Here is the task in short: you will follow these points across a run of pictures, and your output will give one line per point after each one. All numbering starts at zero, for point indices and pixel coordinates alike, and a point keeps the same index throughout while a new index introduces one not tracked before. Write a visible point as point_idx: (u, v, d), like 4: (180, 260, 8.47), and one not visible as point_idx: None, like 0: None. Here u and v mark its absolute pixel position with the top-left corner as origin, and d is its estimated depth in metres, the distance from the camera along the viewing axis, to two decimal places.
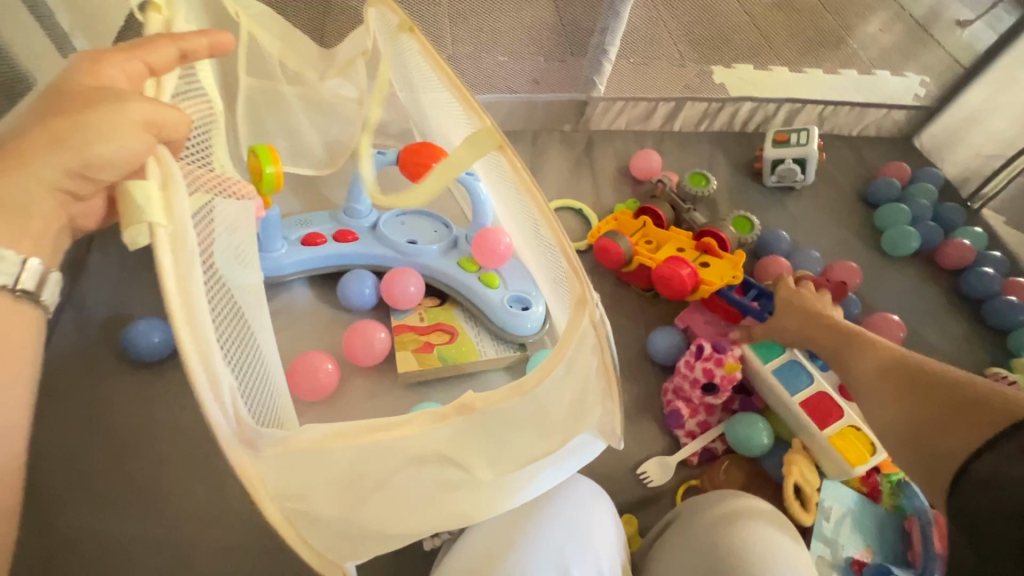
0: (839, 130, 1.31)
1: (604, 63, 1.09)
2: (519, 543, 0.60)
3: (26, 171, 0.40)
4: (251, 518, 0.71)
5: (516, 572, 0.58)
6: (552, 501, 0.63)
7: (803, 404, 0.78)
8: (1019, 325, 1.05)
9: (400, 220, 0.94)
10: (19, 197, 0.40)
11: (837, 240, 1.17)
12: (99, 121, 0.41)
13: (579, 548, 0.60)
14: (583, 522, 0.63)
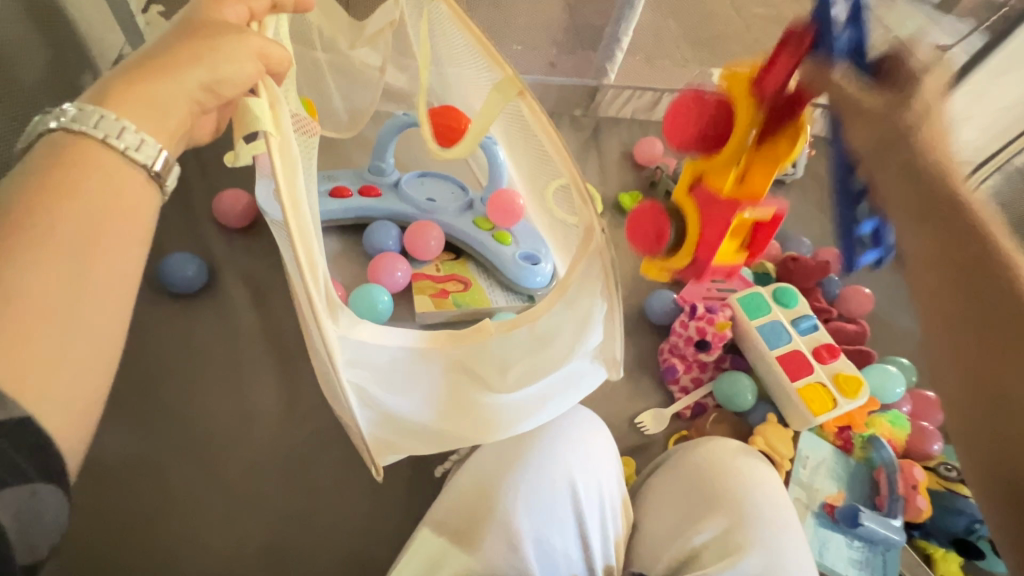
0: (827, 132, 1.41)
1: (616, 51, 1.16)
2: (533, 453, 0.66)
3: (170, 81, 0.43)
4: (276, 440, 0.76)
5: (527, 478, 0.64)
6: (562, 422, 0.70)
7: (779, 358, 0.86)
8: None
9: (420, 180, 1.00)
10: (165, 102, 0.42)
11: (821, 231, 1.26)
12: (228, 46, 0.45)
13: (586, 466, 0.66)
14: (585, 441, 0.68)
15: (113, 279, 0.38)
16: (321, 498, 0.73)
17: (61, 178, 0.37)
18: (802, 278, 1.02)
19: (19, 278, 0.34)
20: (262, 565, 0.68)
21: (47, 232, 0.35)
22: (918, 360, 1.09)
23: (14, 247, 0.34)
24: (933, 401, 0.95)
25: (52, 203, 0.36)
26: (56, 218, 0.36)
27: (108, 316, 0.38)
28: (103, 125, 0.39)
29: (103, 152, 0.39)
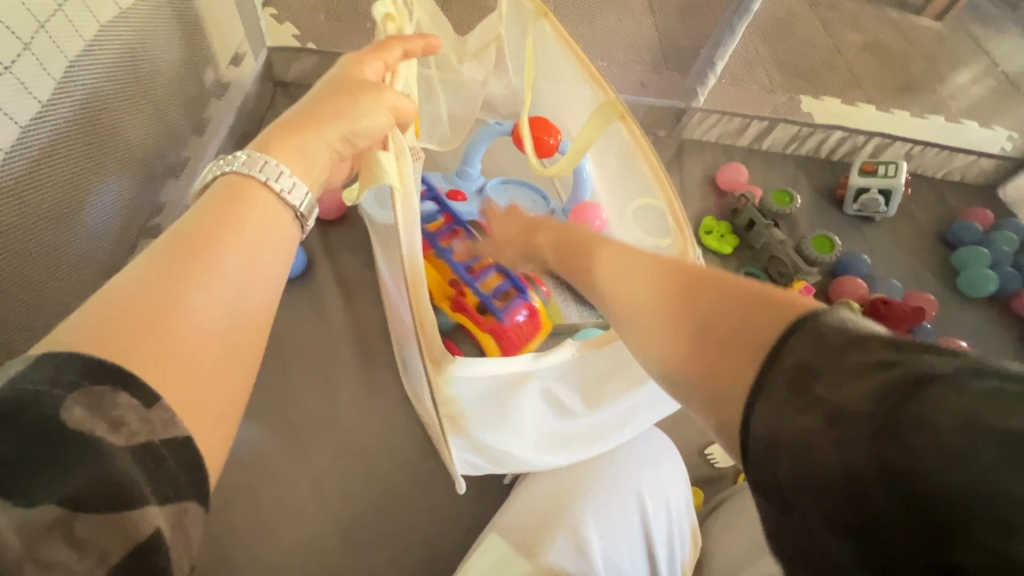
0: (926, 170, 1.32)
1: (708, 75, 1.14)
2: (601, 466, 0.67)
3: (318, 133, 0.46)
4: (356, 430, 0.79)
5: (596, 487, 0.64)
6: (629, 441, 0.70)
7: None
8: None
9: (503, 186, 1.02)
10: (312, 152, 0.46)
11: (911, 273, 1.20)
12: (366, 103, 0.49)
13: (655, 482, 0.66)
14: (656, 458, 0.68)
15: (258, 301, 0.40)
16: (395, 490, 0.76)
17: (218, 210, 0.40)
18: (895, 323, 0.97)
19: (188, 301, 0.35)
20: (339, 548, 0.71)
21: (214, 258, 0.37)
22: None
23: (183, 268, 0.36)
24: None
25: (221, 233, 0.38)
26: (221, 248, 0.38)
27: (250, 338, 0.39)
28: (258, 164, 0.42)
29: (253, 186, 0.41)
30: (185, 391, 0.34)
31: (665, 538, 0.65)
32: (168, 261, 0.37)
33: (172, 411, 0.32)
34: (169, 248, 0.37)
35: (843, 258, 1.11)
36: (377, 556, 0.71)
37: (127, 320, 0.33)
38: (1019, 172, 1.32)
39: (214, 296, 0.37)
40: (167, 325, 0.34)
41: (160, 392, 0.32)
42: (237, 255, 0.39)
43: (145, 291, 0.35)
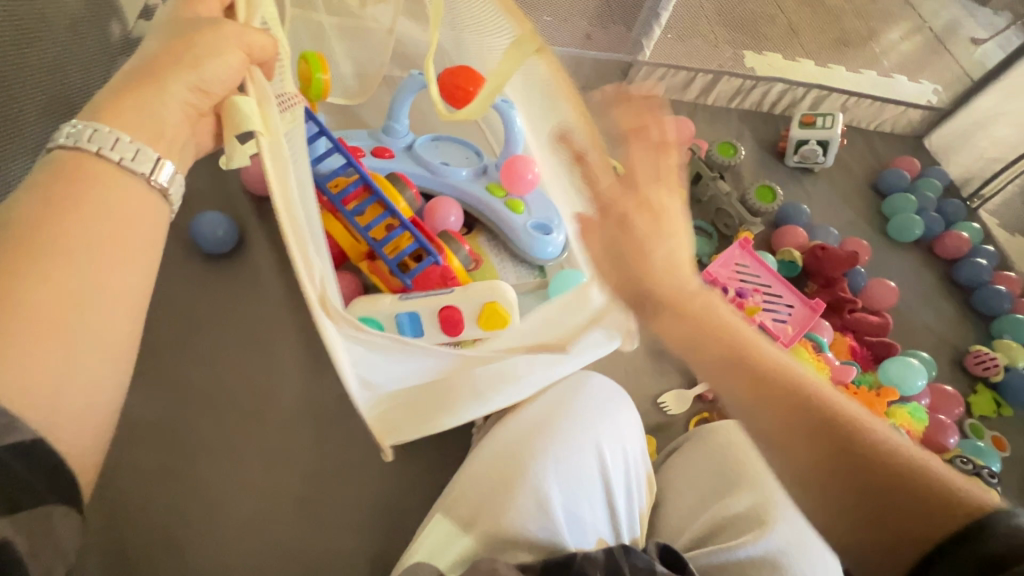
0: (860, 121, 1.38)
1: (653, 27, 1.13)
2: (560, 419, 0.65)
3: (158, 87, 0.41)
4: (302, 403, 0.77)
5: (555, 442, 0.63)
6: (580, 388, 0.70)
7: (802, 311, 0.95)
8: (1004, 313, 1.15)
9: (434, 144, 0.98)
10: (155, 107, 0.41)
11: (848, 223, 1.25)
12: (210, 41, 0.43)
13: (614, 436, 0.66)
14: (613, 415, 0.68)
15: (116, 294, 0.37)
16: (346, 461, 0.74)
17: (63, 185, 0.37)
18: (830, 267, 1.01)
19: (20, 295, 0.33)
20: (287, 523, 0.70)
21: (49, 244, 0.35)
22: (937, 356, 1.09)
23: (12, 259, 0.34)
24: (951, 395, 0.97)
25: (80, 221, 0.37)
26: (69, 252, 0.36)
27: (119, 309, 0.37)
28: (91, 135, 0.38)
29: (92, 163, 0.38)
30: (34, 384, 0.33)
31: (623, 490, 0.65)
32: (7, 245, 0.34)
33: (14, 414, 0.32)
34: (4, 235, 0.35)
35: (784, 207, 1.15)
36: (329, 527, 0.70)
37: None
38: (943, 122, 1.39)
39: (64, 290, 0.35)
40: (47, 295, 0.34)
41: (0, 399, 0.31)
42: (92, 237, 0.36)
43: None
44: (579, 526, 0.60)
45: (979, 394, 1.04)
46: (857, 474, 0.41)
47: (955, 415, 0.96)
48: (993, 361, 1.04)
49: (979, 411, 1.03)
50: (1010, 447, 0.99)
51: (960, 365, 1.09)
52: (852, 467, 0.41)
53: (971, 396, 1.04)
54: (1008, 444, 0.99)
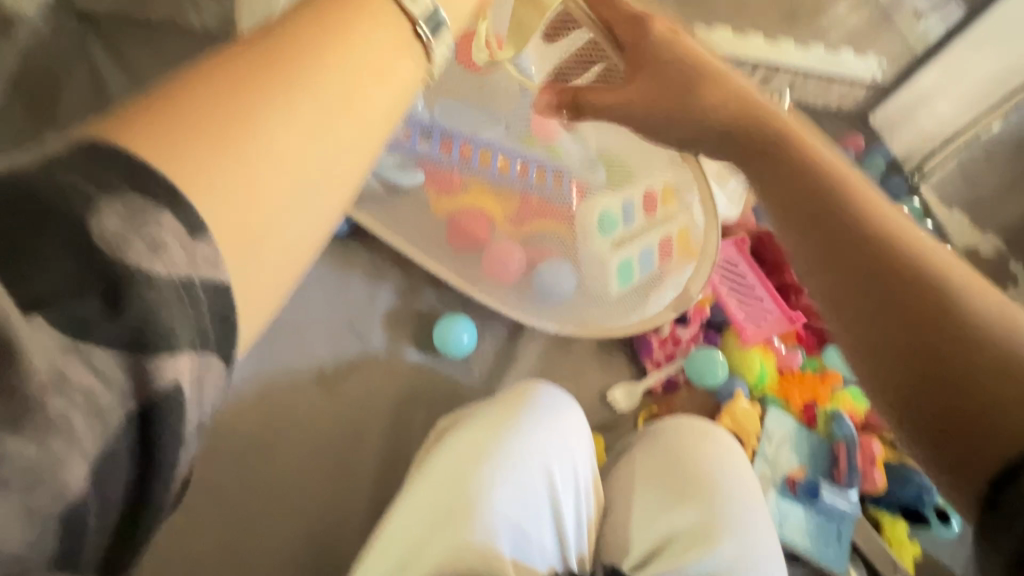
0: (807, 99, 1.36)
1: None
2: (502, 442, 0.61)
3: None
4: (233, 426, 0.75)
5: (500, 463, 0.60)
6: (526, 403, 0.65)
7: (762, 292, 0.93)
8: None
9: None
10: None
11: None
12: None
13: (563, 453, 0.63)
14: (563, 429, 0.65)
15: (344, 173, 0.32)
16: (280, 482, 0.74)
17: (319, 23, 0.31)
18: (778, 252, 1.01)
19: (264, 127, 0.29)
20: (217, 551, 0.69)
21: (272, 80, 0.29)
22: None
23: (250, 100, 0.29)
24: None
25: (294, 72, 0.30)
26: (281, 89, 0.29)
27: (325, 194, 0.31)
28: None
29: (378, 6, 0.33)
30: (250, 233, 0.28)
31: (572, 511, 0.63)
32: (251, 58, 0.30)
33: (219, 250, 0.26)
34: (224, 60, 0.30)
35: None
36: (260, 549, 0.71)
37: (201, 129, 0.27)
38: (890, 97, 1.37)
39: (289, 152, 0.29)
40: (231, 142, 0.28)
41: (206, 219, 0.26)
42: (342, 84, 0.31)
43: (211, 103, 0.28)
44: (526, 554, 0.57)
45: None
46: (903, 311, 0.42)
47: None
48: None
49: None
50: None
51: None
52: (919, 302, 0.42)
53: None
54: None
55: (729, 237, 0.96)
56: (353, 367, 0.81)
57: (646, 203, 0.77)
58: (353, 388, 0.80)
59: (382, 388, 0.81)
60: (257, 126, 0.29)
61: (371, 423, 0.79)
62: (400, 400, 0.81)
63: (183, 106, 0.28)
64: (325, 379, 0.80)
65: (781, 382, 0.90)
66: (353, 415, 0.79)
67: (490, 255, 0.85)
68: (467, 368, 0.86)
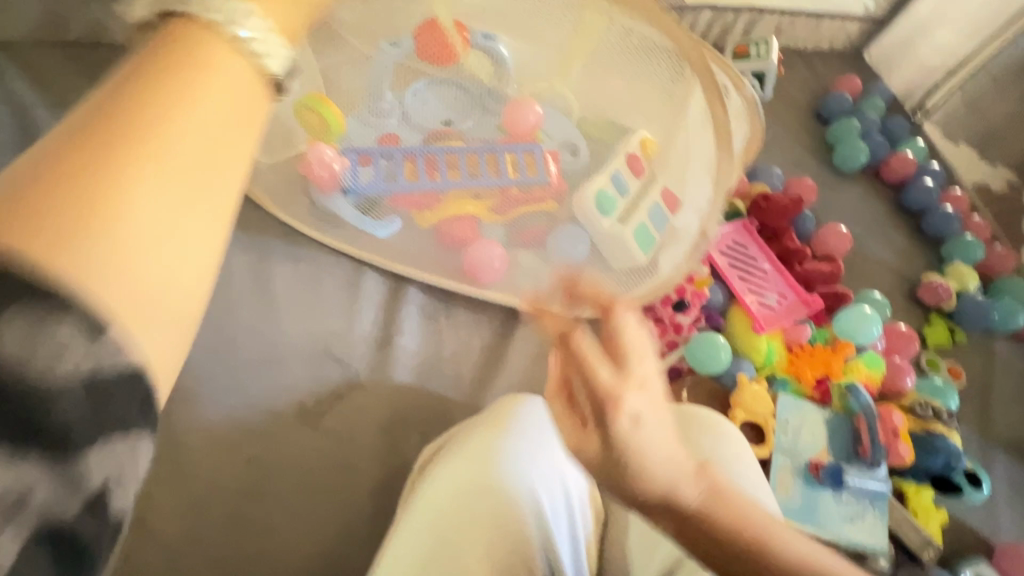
0: (796, 42, 1.26)
1: None
2: (482, 478, 0.56)
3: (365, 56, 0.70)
4: (213, 475, 0.68)
5: (479, 505, 0.55)
6: (509, 431, 0.61)
7: (772, 267, 0.91)
8: (954, 233, 1.11)
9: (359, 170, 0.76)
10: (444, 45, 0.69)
11: (793, 156, 1.16)
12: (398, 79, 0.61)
13: (546, 477, 0.58)
14: (546, 451, 0.60)
15: (172, 298, 0.25)
16: (270, 527, 0.68)
17: (169, 65, 0.25)
18: (778, 216, 0.94)
19: (134, 195, 0.23)
20: None
21: (134, 170, 0.24)
22: (891, 289, 1.05)
23: (97, 214, 0.23)
24: (905, 333, 0.93)
25: (171, 88, 0.25)
26: (138, 166, 0.24)
27: (172, 327, 0.25)
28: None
29: (208, 42, 0.26)
30: (148, 298, 0.24)
31: (564, 539, 0.58)
32: (81, 127, 0.24)
33: (150, 362, 0.24)
34: (84, 113, 0.24)
35: None
36: None
37: (57, 196, 0.22)
38: (883, 31, 1.28)
39: (181, 222, 0.25)
40: (95, 212, 0.23)
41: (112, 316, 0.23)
42: (213, 114, 0.25)
43: (102, 123, 0.24)
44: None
45: (933, 324, 1.02)
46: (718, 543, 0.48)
47: (909, 353, 0.93)
48: (945, 289, 1.02)
49: (933, 342, 1.01)
50: (965, 375, 0.98)
51: (913, 295, 1.06)
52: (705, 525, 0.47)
53: (926, 328, 1.02)
54: (963, 372, 0.98)
55: (742, 223, 0.94)
56: (336, 397, 0.76)
57: (632, 166, 0.73)
58: (339, 420, 0.75)
59: (370, 413, 0.77)
60: (159, 129, 0.24)
61: (362, 452, 0.75)
62: (390, 421, 0.77)
63: (102, 129, 0.24)
64: (307, 415, 0.75)
65: (791, 359, 0.86)
66: (341, 446, 0.74)
67: (468, 261, 0.81)
68: (458, 379, 0.81)
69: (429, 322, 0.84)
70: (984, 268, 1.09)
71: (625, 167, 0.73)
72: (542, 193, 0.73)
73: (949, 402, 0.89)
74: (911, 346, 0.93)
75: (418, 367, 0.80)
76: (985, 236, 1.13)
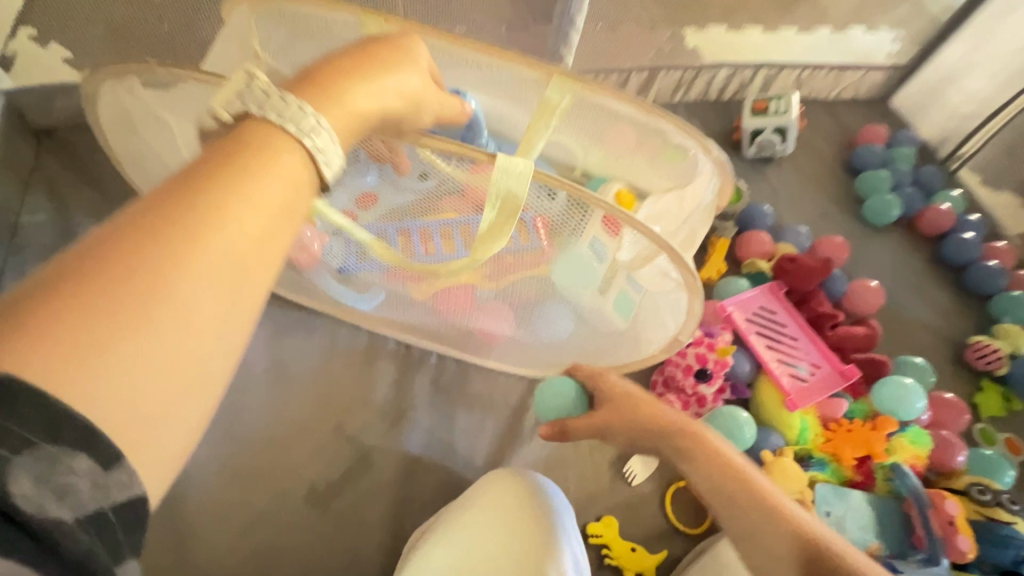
0: (817, 93, 1.24)
1: (570, 33, 0.95)
2: None
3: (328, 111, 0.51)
4: (219, 563, 0.67)
5: None
6: (488, 505, 0.62)
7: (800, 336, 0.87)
8: (1000, 290, 1.04)
9: None
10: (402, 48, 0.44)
11: (818, 210, 1.13)
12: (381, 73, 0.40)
13: (528, 555, 0.58)
14: (533, 520, 0.61)
15: (192, 358, 0.26)
16: None
17: (238, 155, 0.30)
18: (805, 279, 0.89)
19: (185, 280, 0.26)
20: None
21: (191, 245, 0.26)
22: (934, 353, 0.99)
23: (143, 279, 0.25)
24: (953, 403, 0.86)
25: (234, 181, 0.28)
26: (179, 263, 0.26)
27: (169, 435, 0.26)
28: (283, 105, 0.32)
29: (280, 135, 0.31)
30: (151, 420, 0.25)
31: None
32: (169, 193, 0.28)
33: (133, 484, 0.24)
34: (176, 179, 0.29)
35: (747, 207, 1.01)
36: None
37: (94, 295, 0.24)
38: (908, 80, 1.26)
39: (219, 309, 0.27)
40: (150, 310, 0.25)
41: (112, 449, 0.24)
42: (278, 198, 0.30)
43: (168, 203, 0.27)
44: None
45: (984, 392, 0.94)
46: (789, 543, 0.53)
47: (959, 426, 0.86)
48: (995, 353, 0.94)
49: (986, 412, 0.93)
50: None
51: (958, 359, 0.99)
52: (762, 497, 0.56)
53: (976, 396, 0.94)
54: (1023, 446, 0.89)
55: (767, 287, 0.90)
56: (348, 477, 0.74)
57: (609, 229, 0.58)
58: (347, 503, 0.73)
59: (379, 496, 0.74)
60: (194, 256, 0.26)
61: (372, 536, 0.72)
62: (399, 504, 0.74)
63: (152, 222, 0.26)
64: (317, 498, 0.73)
65: (827, 437, 0.80)
66: (351, 530, 0.72)
67: (464, 330, 0.79)
68: (470, 457, 0.78)
69: (441, 396, 0.82)
70: None
71: (603, 238, 0.59)
72: (534, 258, 0.64)
73: (1005, 478, 0.81)
74: (959, 417, 0.86)
75: (429, 445, 0.78)
76: None
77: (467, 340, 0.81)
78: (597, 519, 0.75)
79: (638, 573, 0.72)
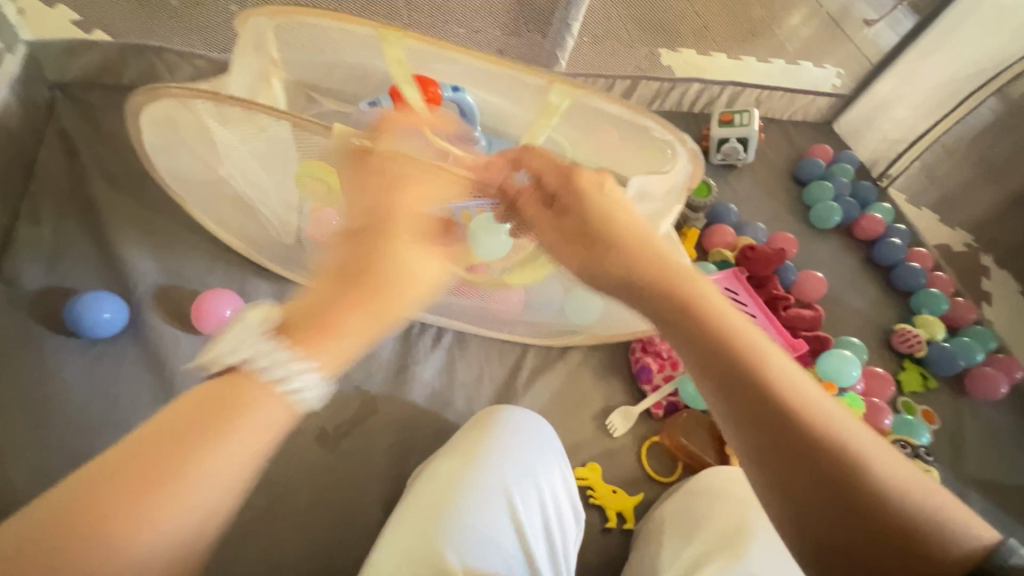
0: (774, 113, 1.40)
1: (566, 38, 1.07)
2: (469, 474, 0.64)
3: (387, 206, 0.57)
4: None
5: (464, 497, 0.61)
6: (488, 433, 0.69)
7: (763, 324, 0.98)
8: (920, 288, 1.21)
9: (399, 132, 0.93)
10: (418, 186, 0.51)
11: (772, 213, 1.28)
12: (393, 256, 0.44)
13: (525, 475, 0.65)
14: (528, 447, 0.68)
15: None
16: (284, 546, 0.71)
17: (218, 409, 0.33)
18: (761, 267, 1.03)
19: (139, 540, 0.29)
20: None
21: (145, 505, 0.30)
22: (868, 338, 1.14)
23: (98, 535, 0.28)
24: (881, 376, 1.01)
25: (202, 445, 0.31)
26: (134, 525, 0.29)
27: None
28: (270, 354, 0.35)
29: (258, 386, 0.34)
30: None
31: (543, 532, 0.64)
32: (147, 440, 0.31)
33: None
34: (158, 424, 0.32)
35: (714, 207, 1.14)
36: None
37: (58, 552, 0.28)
38: (849, 108, 1.43)
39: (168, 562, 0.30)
40: (96, 557, 0.28)
41: None
42: (242, 453, 0.32)
43: (143, 452, 0.31)
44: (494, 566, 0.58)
45: (907, 371, 1.10)
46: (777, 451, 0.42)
47: (886, 395, 1.00)
48: (916, 338, 1.10)
49: (909, 387, 1.08)
50: (938, 418, 1.05)
51: (887, 344, 1.14)
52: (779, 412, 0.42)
53: (900, 374, 1.10)
54: (937, 416, 1.05)
55: (731, 271, 1.02)
56: (354, 423, 0.79)
57: None
58: (354, 445, 0.78)
59: (382, 442, 0.79)
60: (133, 530, 0.29)
61: (377, 476, 0.77)
62: (402, 448, 0.80)
63: (120, 472, 0.30)
64: (326, 439, 0.78)
65: None
66: (357, 470, 0.77)
67: (473, 307, 0.85)
68: (468, 409, 0.85)
69: (441, 354, 0.88)
70: (951, 319, 1.18)
71: None
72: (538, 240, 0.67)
73: (923, 437, 0.96)
74: (886, 388, 1.00)
75: (430, 397, 0.84)
76: (948, 290, 1.23)
77: (475, 315, 0.87)
78: (582, 465, 0.84)
79: (618, 512, 0.81)
